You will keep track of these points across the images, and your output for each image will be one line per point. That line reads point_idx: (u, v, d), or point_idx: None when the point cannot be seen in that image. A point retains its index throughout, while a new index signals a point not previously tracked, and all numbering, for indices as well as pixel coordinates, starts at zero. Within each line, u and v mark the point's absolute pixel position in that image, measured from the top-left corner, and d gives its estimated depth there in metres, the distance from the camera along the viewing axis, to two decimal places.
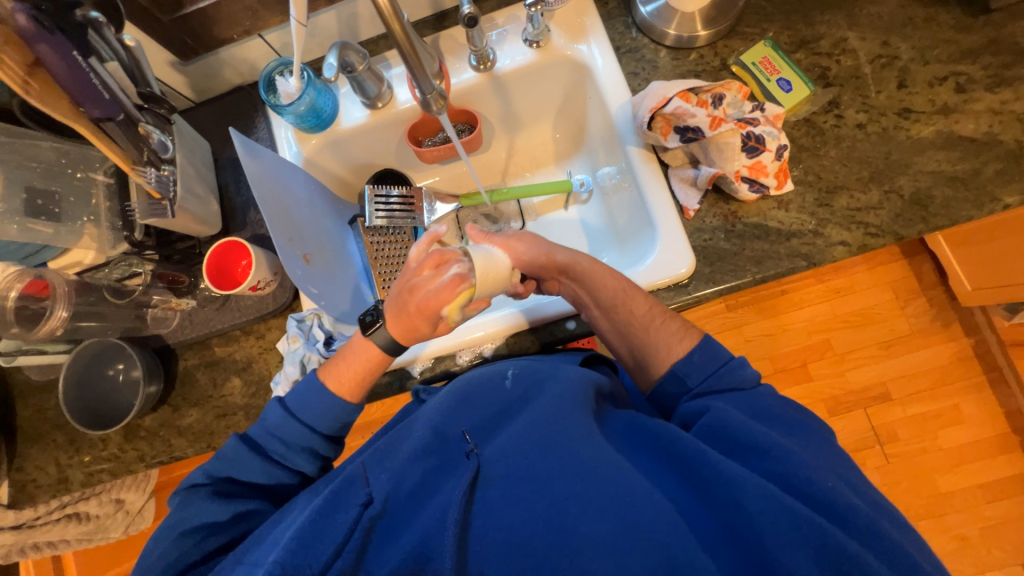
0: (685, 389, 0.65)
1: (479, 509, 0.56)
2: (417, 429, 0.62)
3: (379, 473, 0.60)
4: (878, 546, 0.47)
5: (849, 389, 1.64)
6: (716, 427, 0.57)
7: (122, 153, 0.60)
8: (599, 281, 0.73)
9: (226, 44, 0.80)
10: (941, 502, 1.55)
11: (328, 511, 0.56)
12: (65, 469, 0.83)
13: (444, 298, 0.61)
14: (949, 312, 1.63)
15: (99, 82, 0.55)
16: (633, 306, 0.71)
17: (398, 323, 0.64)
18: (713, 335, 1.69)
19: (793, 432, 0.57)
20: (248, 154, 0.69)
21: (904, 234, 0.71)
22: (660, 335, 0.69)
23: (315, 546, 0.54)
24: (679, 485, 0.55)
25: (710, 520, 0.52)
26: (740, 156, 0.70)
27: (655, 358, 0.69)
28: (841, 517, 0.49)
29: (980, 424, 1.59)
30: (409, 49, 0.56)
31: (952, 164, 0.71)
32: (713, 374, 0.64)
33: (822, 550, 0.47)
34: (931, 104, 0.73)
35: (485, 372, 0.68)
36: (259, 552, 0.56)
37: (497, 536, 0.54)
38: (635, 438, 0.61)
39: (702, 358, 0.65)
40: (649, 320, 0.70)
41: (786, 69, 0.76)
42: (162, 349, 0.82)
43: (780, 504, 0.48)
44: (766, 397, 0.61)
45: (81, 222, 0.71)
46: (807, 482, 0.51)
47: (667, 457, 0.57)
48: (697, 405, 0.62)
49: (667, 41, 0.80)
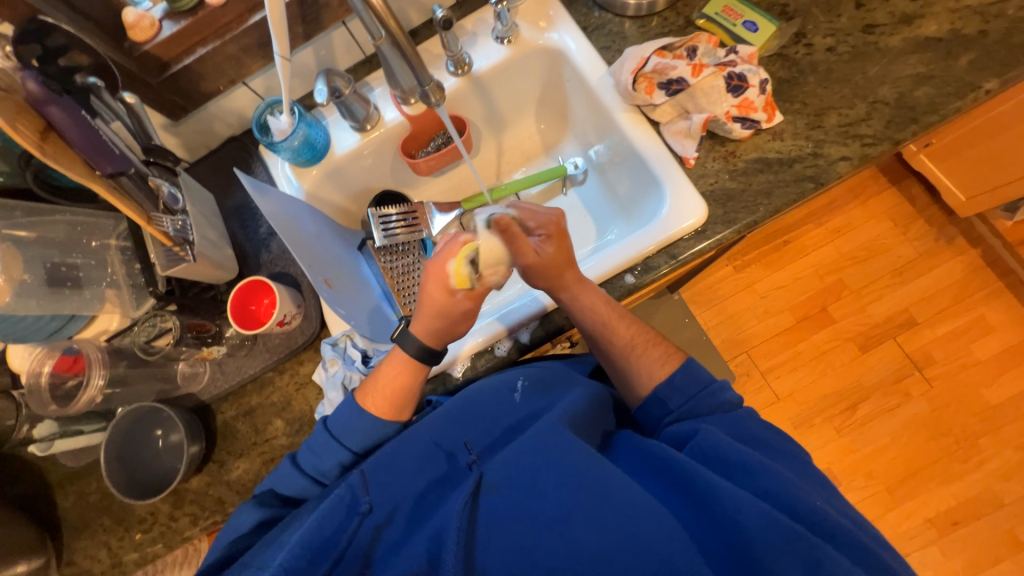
0: (666, 411, 0.68)
1: (481, 518, 0.58)
2: (421, 437, 0.66)
3: (382, 484, 0.63)
4: (858, 558, 0.51)
5: (874, 322, 1.63)
6: (708, 445, 0.59)
7: (134, 208, 0.61)
8: (588, 311, 0.72)
9: (213, 98, 0.82)
10: (995, 416, 1.53)
11: (334, 518, 0.59)
12: (118, 553, 0.80)
13: (450, 254, 0.67)
14: (949, 228, 1.65)
15: (107, 138, 0.56)
16: (615, 336, 0.73)
17: (426, 314, 0.69)
18: (728, 299, 1.70)
19: (772, 456, 0.61)
20: (261, 197, 0.71)
21: (900, 137, 0.73)
22: (642, 362, 0.72)
23: (324, 551, 0.57)
24: (675, 496, 0.57)
25: (702, 530, 0.54)
26: (726, 97, 0.72)
27: (638, 380, 0.72)
28: (823, 530, 0.52)
29: (1011, 329, 1.59)
30: (407, 47, 0.62)
31: (927, 65, 0.74)
32: (694, 396, 0.68)
33: (806, 565, 0.49)
34: (891, 16, 0.77)
35: (498, 383, 0.71)
36: (268, 552, 0.58)
37: (499, 546, 0.56)
38: (634, 453, 0.63)
39: (683, 380, 0.69)
40: (631, 347, 0.73)
41: (749, 12, 0.79)
42: (198, 406, 0.80)
43: (769, 519, 0.51)
44: (748, 421, 0.64)
45: (97, 291, 0.72)
46: (796, 502, 0.53)
47: (664, 473, 0.59)
48: (685, 428, 0.64)
49: (629, 12, 0.84)
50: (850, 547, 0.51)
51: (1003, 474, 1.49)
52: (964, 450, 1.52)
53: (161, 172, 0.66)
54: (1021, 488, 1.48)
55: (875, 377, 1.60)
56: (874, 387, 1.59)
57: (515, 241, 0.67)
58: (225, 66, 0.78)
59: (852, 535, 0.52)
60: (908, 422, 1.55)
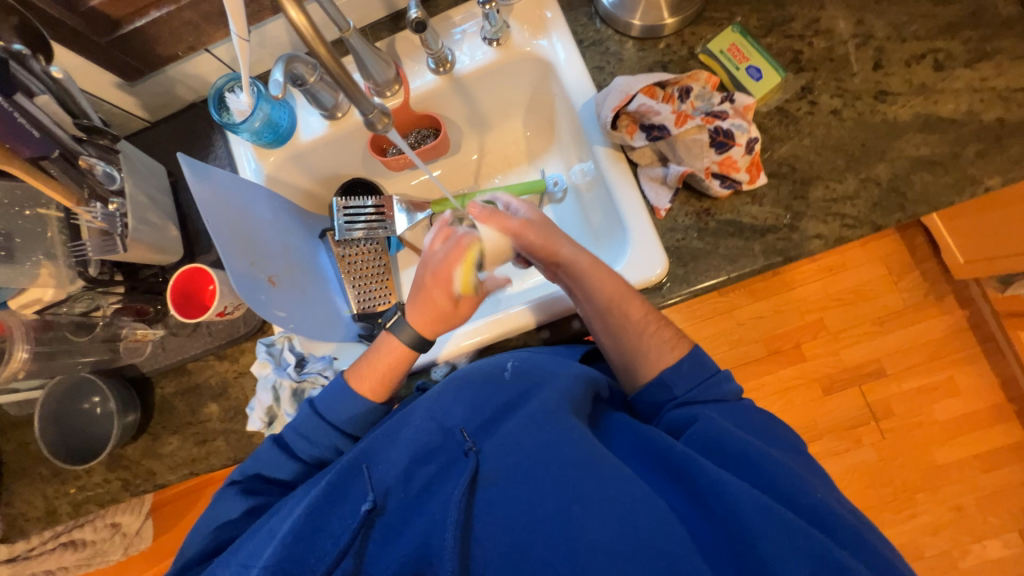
0: (670, 396, 0.66)
1: (480, 511, 0.56)
2: (414, 422, 0.62)
3: (375, 467, 0.60)
4: (860, 552, 0.50)
5: (844, 366, 1.58)
6: (707, 435, 0.59)
7: (62, 191, 0.60)
8: (596, 286, 0.68)
9: (173, 62, 0.77)
10: (935, 475, 1.52)
11: (325, 506, 0.57)
12: (53, 502, 0.82)
13: (455, 259, 0.65)
14: (943, 285, 1.58)
15: (27, 119, 0.53)
16: (628, 311, 0.68)
17: (425, 311, 0.68)
18: (706, 320, 1.61)
19: (773, 444, 0.60)
20: (198, 180, 0.67)
21: (883, 223, 0.68)
22: (651, 342, 0.68)
23: (315, 540, 0.55)
24: (676, 490, 0.56)
25: (706, 529, 0.52)
26: (708, 152, 0.67)
27: (644, 362, 0.68)
28: (828, 527, 0.51)
29: (976, 396, 1.55)
30: (339, 72, 0.55)
31: (931, 148, 0.69)
32: (697, 386, 0.66)
33: (816, 563, 0.47)
34: (908, 84, 0.71)
35: (485, 363, 0.67)
36: (255, 542, 0.56)
37: (500, 538, 0.54)
38: (630, 439, 0.62)
39: (690, 368, 0.66)
40: (643, 325, 0.69)
41: (756, 56, 0.72)
42: (137, 378, 0.80)
43: (773, 514, 0.49)
44: (749, 411, 0.63)
45: (35, 262, 0.68)
46: (800, 494, 0.53)
47: (661, 465, 0.58)
48: (685, 414, 0.63)
49: (632, 32, 0.77)
50: (849, 539, 0.50)
51: (931, 529, 1.51)
52: (900, 500, 1.52)
53: (96, 151, 0.63)
54: (946, 544, 1.50)
55: (832, 418, 1.57)
56: (829, 429, 1.57)
57: (500, 219, 0.67)
58: (183, 31, 0.73)
59: (858, 530, 0.51)
60: (853, 467, 1.55)
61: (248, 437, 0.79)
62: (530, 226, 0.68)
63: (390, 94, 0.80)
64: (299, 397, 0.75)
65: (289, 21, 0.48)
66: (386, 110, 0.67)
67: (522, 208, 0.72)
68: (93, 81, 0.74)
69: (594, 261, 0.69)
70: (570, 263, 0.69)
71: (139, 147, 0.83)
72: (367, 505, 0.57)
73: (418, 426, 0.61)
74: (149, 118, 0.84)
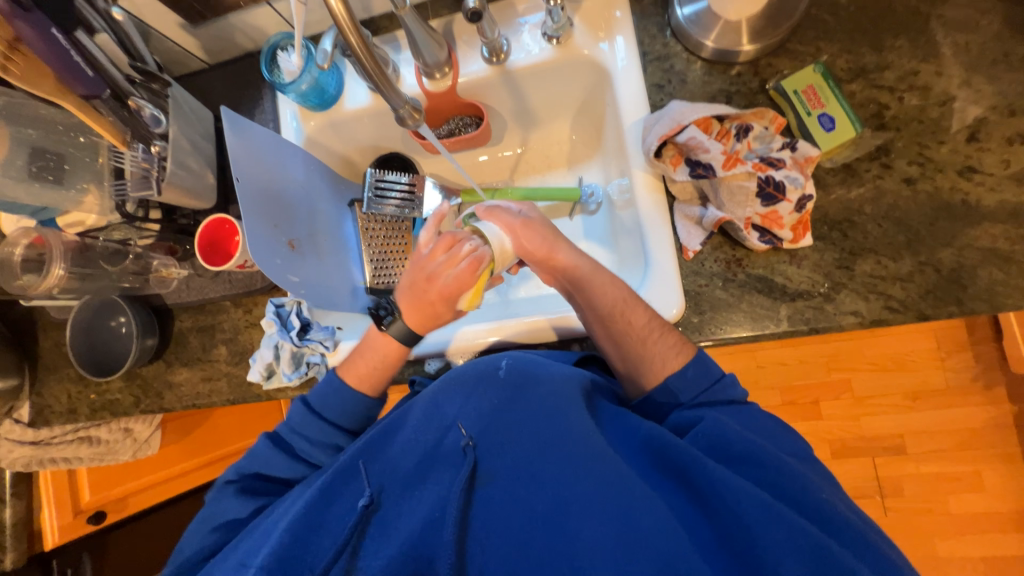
0: (676, 403, 0.63)
1: (479, 511, 0.56)
2: (411, 419, 0.63)
3: (375, 464, 0.61)
4: (865, 554, 0.48)
5: (861, 434, 1.47)
6: (714, 435, 0.56)
7: (110, 130, 0.64)
8: (596, 291, 0.66)
9: (234, 11, 0.77)
10: (931, 565, 1.41)
11: (320, 506, 0.57)
12: (75, 402, 0.90)
13: (466, 282, 0.64)
14: (995, 372, 1.41)
15: (82, 58, 0.56)
16: (631, 318, 0.64)
17: (419, 310, 0.67)
18: (723, 355, 1.52)
19: (781, 448, 0.58)
20: (235, 135, 0.69)
21: (932, 314, 0.62)
22: (657, 348, 0.64)
23: (312, 539, 0.56)
24: (676, 489, 0.54)
25: (708, 529, 0.51)
26: (753, 202, 0.62)
27: (648, 369, 0.64)
28: (833, 527, 0.49)
29: (1002, 497, 1.40)
30: (370, 62, 0.54)
31: (1010, 243, 0.61)
32: (705, 389, 0.62)
33: (816, 563, 0.46)
34: (1003, 166, 0.62)
35: (480, 363, 0.65)
36: (251, 541, 0.58)
37: (499, 540, 0.54)
38: (628, 436, 0.59)
39: (695, 374, 0.62)
40: (646, 332, 0.64)
41: (833, 103, 0.65)
42: (160, 308, 0.86)
43: (772, 512, 0.48)
44: (757, 415, 0.60)
45: (80, 189, 0.73)
46: (802, 493, 0.51)
47: (661, 460, 0.56)
48: (691, 416, 0.60)
49: (703, 53, 0.71)
50: (859, 544, 0.49)
51: None
52: None
53: (148, 94, 0.67)
54: None
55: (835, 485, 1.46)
56: None
57: (500, 214, 0.73)
58: None
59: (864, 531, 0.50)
60: None
61: (247, 385, 0.83)
62: (530, 226, 0.71)
63: (439, 76, 0.79)
64: (298, 361, 0.78)
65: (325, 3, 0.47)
66: (417, 104, 0.67)
67: (525, 211, 0.76)
68: (158, 19, 0.76)
69: (595, 266, 0.68)
70: (570, 268, 0.68)
71: (194, 89, 0.86)
72: (365, 500, 0.58)
73: (417, 426, 0.63)
74: (207, 61, 0.86)
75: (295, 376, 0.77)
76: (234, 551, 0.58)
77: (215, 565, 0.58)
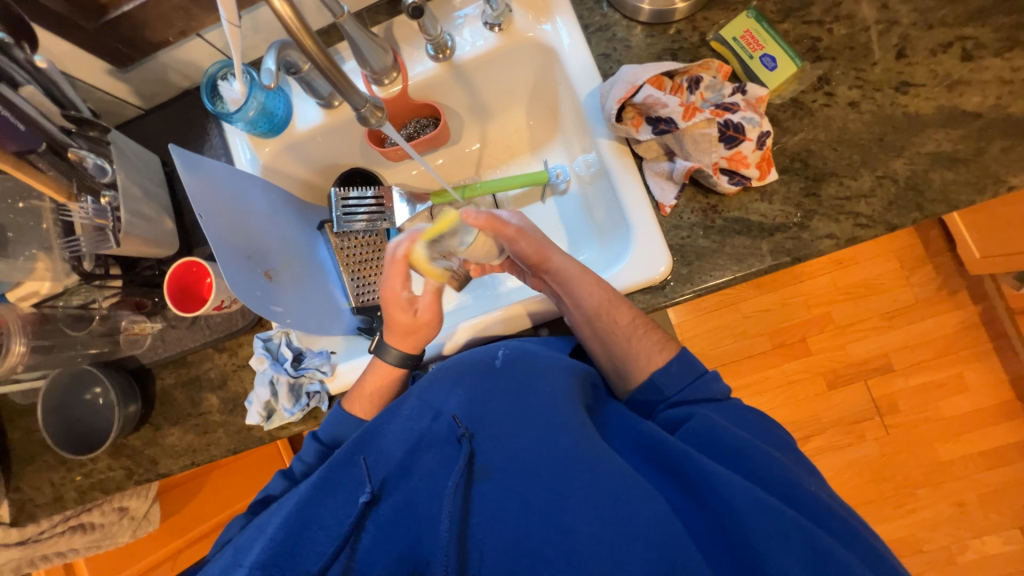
0: (662, 398, 0.64)
1: (475, 506, 0.55)
2: (406, 408, 0.61)
3: (372, 455, 0.59)
4: (854, 544, 0.49)
5: (850, 361, 1.52)
6: (704, 430, 0.56)
7: (51, 185, 0.60)
8: (583, 292, 0.66)
9: (164, 48, 0.75)
10: (939, 471, 1.46)
11: (317, 497, 0.56)
12: (59, 488, 0.82)
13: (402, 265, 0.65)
14: (956, 279, 1.51)
15: (10, 112, 0.53)
16: (617, 317, 0.65)
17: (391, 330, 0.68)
18: (709, 313, 1.57)
19: (762, 438, 0.59)
20: (191, 174, 0.66)
21: (898, 223, 0.65)
22: (641, 346, 0.65)
23: (307, 534, 0.54)
24: (668, 483, 0.54)
25: (700, 519, 0.51)
26: (716, 147, 0.65)
27: (635, 367, 0.65)
28: (820, 518, 0.50)
29: (985, 393, 1.48)
30: (326, 64, 0.53)
31: (953, 144, 0.65)
32: (688, 385, 0.63)
33: (809, 556, 0.46)
34: (932, 76, 0.67)
35: (476, 352, 0.65)
36: (248, 536, 0.57)
37: (495, 535, 0.53)
38: (625, 433, 0.60)
39: (680, 369, 0.64)
40: (633, 329, 0.66)
41: (771, 43, 0.69)
42: (138, 369, 0.81)
43: (765, 507, 0.48)
44: (743, 411, 0.61)
45: (29, 256, 0.69)
46: (791, 488, 0.51)
47: (654, 456, 0.56)
48: (678, 413, 0.61)
49: (641, 17, 0.74)
50: (839, 532, 0.49)
51: (930, 525, 1.45)
52: (899, 496, 1.46)
53: (85, 143, 0.63)
54: (945, 540, 1.44)
55: (836, 413, 1.51)
56: (831, 423, 1.51)
57: (500, 227, 0.65)
58: (173, 16, 0.70)
59: (848, 525, 0.50)
60: (854, 462, 1.49)
61: (246, 430, 0.79)
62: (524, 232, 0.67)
63: (387, 82, 0.78)
64: (297, 392, 0.74)
65: (271, 8, 0.46)
66: (380, 103, 0.64)
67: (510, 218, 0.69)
68: (82, 68, 0.72)
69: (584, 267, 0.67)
70: (559, 270, 0.68)
71: (134, 137, 0.82)
72: (366, 496, 0.56)
73: (411, 414, 0.61)
74: (143, 106, 0.83)
75: (297, 409, 0.74)
76: (231, 545, 0.58)
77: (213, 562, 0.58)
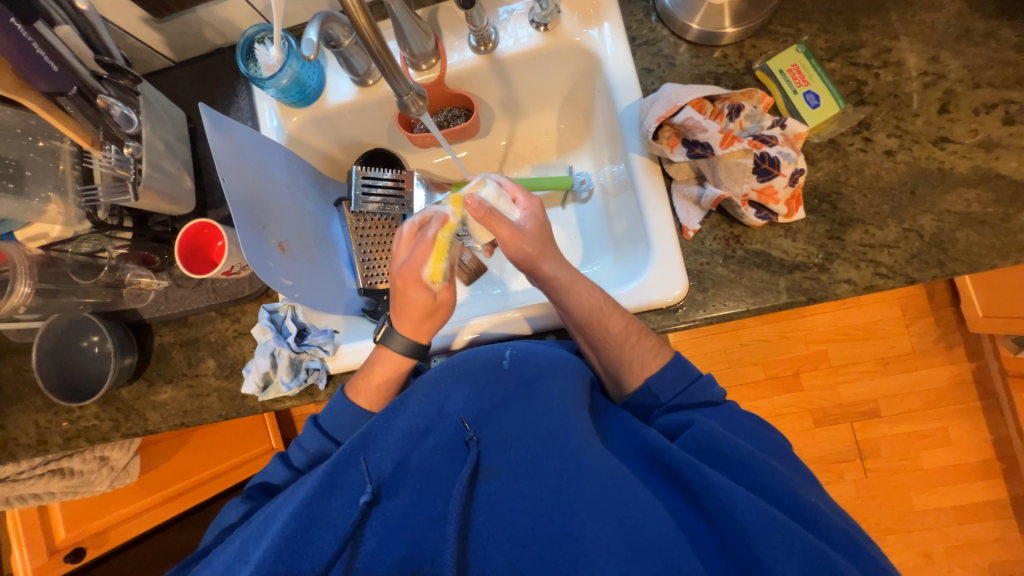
0: (657, 402, 0.64)
1: (480, 506, 0.56)
2: (411, 405, 0.60)
3: (374, 455, 0.58)
4: (855, 556, 0.49)
5: (839, 401, 1.53)
6: (703, 438, 0.56)
7: (78, 130, 0.59)
8: (573, 299, 0.64)
9: (203, 3, 0.73)
10: (911, 519, 1.48)
11: (322, 496, 0.55)
12: (44, 432, 0.81)
13: (421, 256, 0.62)
14: (954, 334, 1.51)
15: (45, 52, 0.53)
16: (609, 324, 0.64)
17: (408, 317, 0.65)
18: (707, 337, 1.57)
19: (760, 446, 0.59)
20: (217, 133, 0.65)
21: (917, 278, 0.65)
22: (635, 352, 0.64)
23: (312, 532, 0.53)
24: (674, 493, 0.54)
25: (705, 531, 0.50)
26: (749, 178, 0.64)
27: (629, 373, 0.64)
28: (820, 529, 0.50)
29: (967, 448, 1.50)
30: (376, 45, 0.52)
31: (983, 206, 0.65)
32: (683, 390, 0.63)
33: (808, 564, 0.46)
34: (973, 135, 0.67)
35: (483, 351, 0.64)
36: (250, 533, 0.56)
37: (502, 537, 0.54)
38: (627, 440, 0.59)
39: (674, 374, 0.63)
40: (624, 337, 0.64)
41: (816, 81, 0.69)
42: (138, 323, 0.80)
43: (769, 517, 0.47)
44: (739, 416, 0.61)
45: (43, 198, 0.67)
46: (793, 497, 0.51)
47: (658, 465, 0.56)
48: (678, 420, 0.60)
49: (688, 36, 0.73)
50: (840, 543, 0.49)
51: None
52: None
53: (115, 91, 0.63)
54: None
55: (819, 451, 1.53)
56: (813, 460, 1.52)
57: (496, 223, 0.64)
58: None
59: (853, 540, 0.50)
60: None
61: (241, 398, 0.78)
62: (522, 236, 0.64)
63: (425, 67, 0.77)
64: (297, 367, 0.74)
65: None
66: (423, 93, 0.64)
67: (525, 214, 0.67)
68: (117, 13, 0.71)
69: (576, 275, 0.66)
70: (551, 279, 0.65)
71: (160, 88, 0.81)
72: (367, 496, 0.55)
73: (416, 411, 0.60)
74: (173, 58, 0.81)
75: (294, 383, 0.73)
76: (233, 542, 0.56)
77: (213, 555, 0.56)
